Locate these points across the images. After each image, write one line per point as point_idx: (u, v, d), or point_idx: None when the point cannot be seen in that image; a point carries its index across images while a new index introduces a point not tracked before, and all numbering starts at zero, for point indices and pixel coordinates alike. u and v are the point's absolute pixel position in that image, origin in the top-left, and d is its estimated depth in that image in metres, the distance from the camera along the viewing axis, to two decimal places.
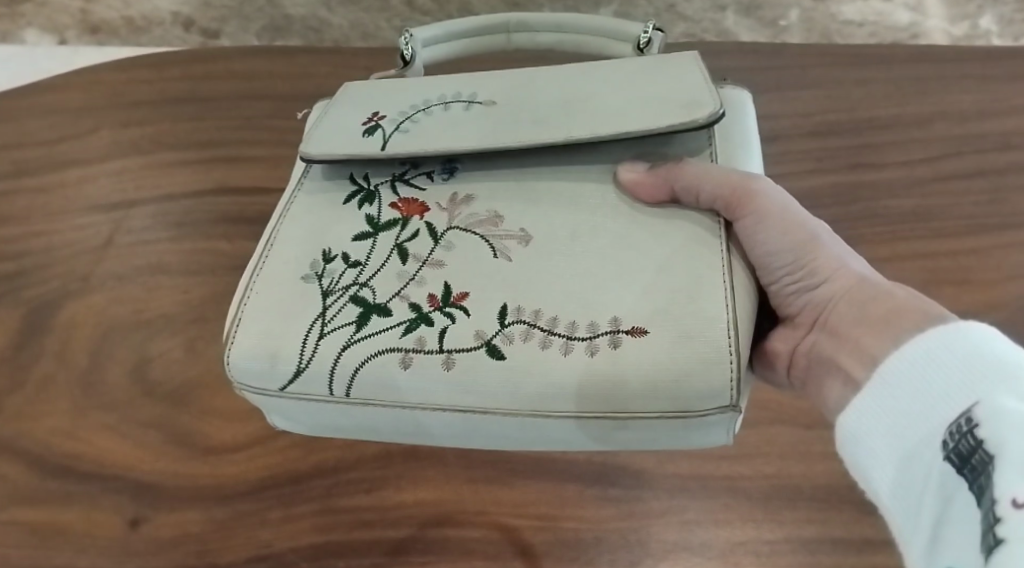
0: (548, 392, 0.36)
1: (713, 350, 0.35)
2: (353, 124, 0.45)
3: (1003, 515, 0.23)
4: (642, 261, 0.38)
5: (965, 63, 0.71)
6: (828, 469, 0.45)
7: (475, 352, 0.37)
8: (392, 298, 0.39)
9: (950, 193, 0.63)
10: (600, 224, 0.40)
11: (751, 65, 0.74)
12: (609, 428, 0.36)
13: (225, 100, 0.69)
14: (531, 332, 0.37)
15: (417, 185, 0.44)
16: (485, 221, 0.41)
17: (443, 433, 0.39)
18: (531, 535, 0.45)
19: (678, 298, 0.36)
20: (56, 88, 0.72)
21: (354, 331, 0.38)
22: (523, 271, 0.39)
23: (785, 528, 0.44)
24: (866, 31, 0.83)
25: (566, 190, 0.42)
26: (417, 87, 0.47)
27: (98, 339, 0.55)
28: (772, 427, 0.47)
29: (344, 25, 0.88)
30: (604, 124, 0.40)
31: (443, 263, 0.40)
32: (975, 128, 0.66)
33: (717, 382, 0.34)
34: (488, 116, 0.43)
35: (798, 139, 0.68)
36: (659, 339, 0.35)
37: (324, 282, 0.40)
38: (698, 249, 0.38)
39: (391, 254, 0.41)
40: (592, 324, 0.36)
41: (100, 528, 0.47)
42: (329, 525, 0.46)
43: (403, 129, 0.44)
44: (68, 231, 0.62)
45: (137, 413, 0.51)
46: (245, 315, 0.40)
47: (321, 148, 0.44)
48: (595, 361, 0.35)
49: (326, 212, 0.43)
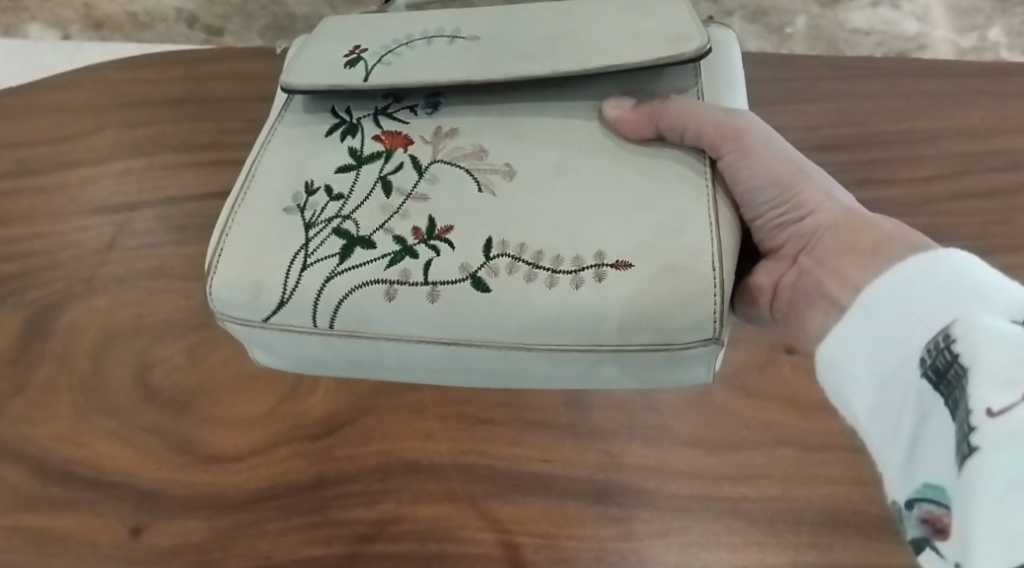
0: (531, 327, 0.34)
1: (699, 284, 0.33)
2: (334, 57, 0.42)
3: (976, 424, 0.20)
4: (627, 196, 0.36)
5: (976, 78, 0.71)
6: (832, 493, 0.46)
7: (459, 285, 0.35)
8: (375, 231, 0.37)
9: (955, 214, 0.63)
10: (583, 158, 0.38)
11: (761, 76, 0.73)
12: (593, 365, 0.35)
13: (228, 102, 0.69)
14: (515, 265, 0.35)
15: (401, 119, 0.41)
16: (470, 154, 0.39)
17: (427, 370, 0.37)
18: (532, 553, 0.45)
19: (664, 231, 0.35)
20: (59, 87, 0.71)
21: (338, 263, 0.36)
22: (509, 204, 0.37)
23: (788, 552, 0.44)
24: (873, 40, 0.82)
25: (551, 125, 0.40)
26: (397, 22, 0.45)
27: (100, 343, 0.54)
28: (775, 448, 0.47)
29: None
30: (592, 59, 0.38)
31: (427, 196, 0.38)
32: (985, 146, 0.66)
33: (699, 314, 0.33)
34: (473, 49, 0.41)
35: (808, 152, 0.68)
36: (647, 272, 0.34)
37: (307, 214, 0.38)
38: (682, 184, 0.36)
39: (375, 186, 0.39)
40: (580, 257, 0.35)
41: (98, 536, 0.47)
42: (329, 538, 0.46)
43: (385, 62, 0.41)
44: (72, 233, 0.62)
45: (136, 419, 0.51)
46: (227, 246, 0.38)
47: (302, 78, 0.41)
48: (581, 294, 0.34)
49: (309, 145, 0.41)
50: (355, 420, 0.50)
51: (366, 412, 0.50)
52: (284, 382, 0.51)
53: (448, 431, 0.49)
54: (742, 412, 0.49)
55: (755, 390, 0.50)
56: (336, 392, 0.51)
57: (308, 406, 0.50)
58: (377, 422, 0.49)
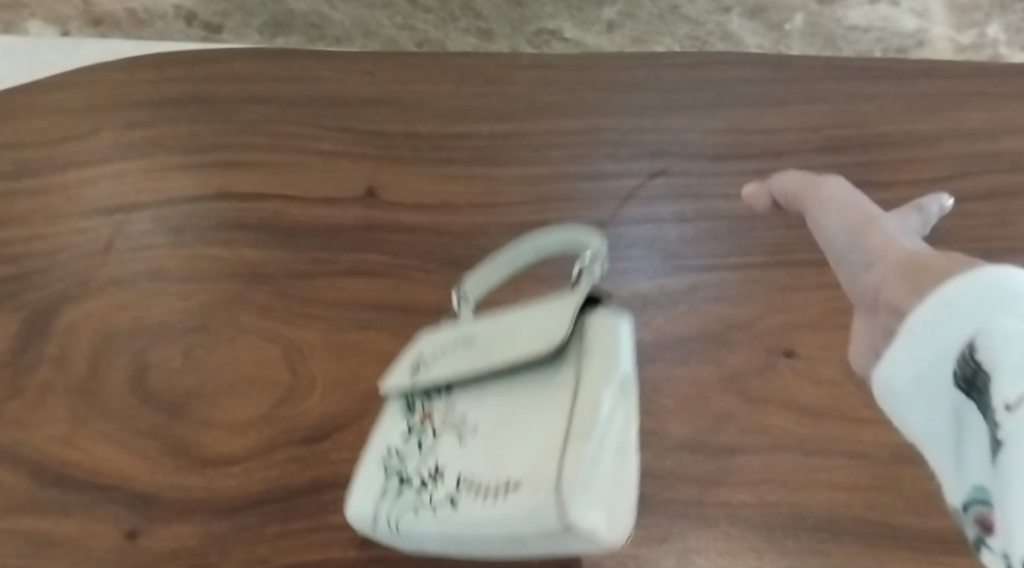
0: (444, 540, 0.37)
1: (536, 486, 0.33)
2: (406, 366, 0.43)
3: (1004, 429, 0.19)
4: (519, 437, 0.37)
5: (975, 79, 0.70)
6: (829, 498, 0.47)
7: (403, 509, 0.39)
8: (423, 458, 0.40)
9: (954, 217, 0.63)
10: (493, 424, 0.38)
11: (761, 76, 0.72)
12: (499, 533, 0.36)
13: (221, 102, 0.69)
14: (423, 514, 0.38)
15: (451, 369, 0.42)
16: (453, 417, 0.40)
17: (433, 521, 0.41)
18: None
19: (518, 466, 0.35)
20: (54, 87, 0.71)
21: (397, 494, 0.40)
22: (446, 472, 0.38)
23: (787, 557, 0.46)
24: (871, 37, 0.82)
25: (508, 402, 0.39)
26: (462, 324, 0.44)
27: (98, 345, 0.55)
28: (773, 453, 0.49)
29: (345, 21, 0.86)
30: (501, 351, 0.39)
31: (429, 448, 0.40)
32: (983, 148, 0.66)
33: (532, 505, 0.33)
34: (456, 364, 0.41)
35: (805, 154, 0.67)
36: (502, 506, 0.35)
37: (416, 444, 0.41)
38: (552, 415, 0.36)
39: (432, 436, 0.41)
40: (467, 489, 0.37)
41: (95, 540, 0.47)
42: (325, 542, 0.46)
43: (427, 376, 0.42)
44: (69, 234, 0.62)
45: (135, 423, 0.51)
46: (360, 487, 0.42)
47: (393, 371, 0.43)
48: (449, 527, 0.37)
49: (405, 398, 0.43)
50: (354, 423, 0.50)
51: (364, 415, 0.50)
52: (282, 385, 0.52)
53: None
54: (742, 418, 0.51)
55: (754, 394, 0.52)
56: (333, 395, 0.51)
57: (305, 408, 0.51)
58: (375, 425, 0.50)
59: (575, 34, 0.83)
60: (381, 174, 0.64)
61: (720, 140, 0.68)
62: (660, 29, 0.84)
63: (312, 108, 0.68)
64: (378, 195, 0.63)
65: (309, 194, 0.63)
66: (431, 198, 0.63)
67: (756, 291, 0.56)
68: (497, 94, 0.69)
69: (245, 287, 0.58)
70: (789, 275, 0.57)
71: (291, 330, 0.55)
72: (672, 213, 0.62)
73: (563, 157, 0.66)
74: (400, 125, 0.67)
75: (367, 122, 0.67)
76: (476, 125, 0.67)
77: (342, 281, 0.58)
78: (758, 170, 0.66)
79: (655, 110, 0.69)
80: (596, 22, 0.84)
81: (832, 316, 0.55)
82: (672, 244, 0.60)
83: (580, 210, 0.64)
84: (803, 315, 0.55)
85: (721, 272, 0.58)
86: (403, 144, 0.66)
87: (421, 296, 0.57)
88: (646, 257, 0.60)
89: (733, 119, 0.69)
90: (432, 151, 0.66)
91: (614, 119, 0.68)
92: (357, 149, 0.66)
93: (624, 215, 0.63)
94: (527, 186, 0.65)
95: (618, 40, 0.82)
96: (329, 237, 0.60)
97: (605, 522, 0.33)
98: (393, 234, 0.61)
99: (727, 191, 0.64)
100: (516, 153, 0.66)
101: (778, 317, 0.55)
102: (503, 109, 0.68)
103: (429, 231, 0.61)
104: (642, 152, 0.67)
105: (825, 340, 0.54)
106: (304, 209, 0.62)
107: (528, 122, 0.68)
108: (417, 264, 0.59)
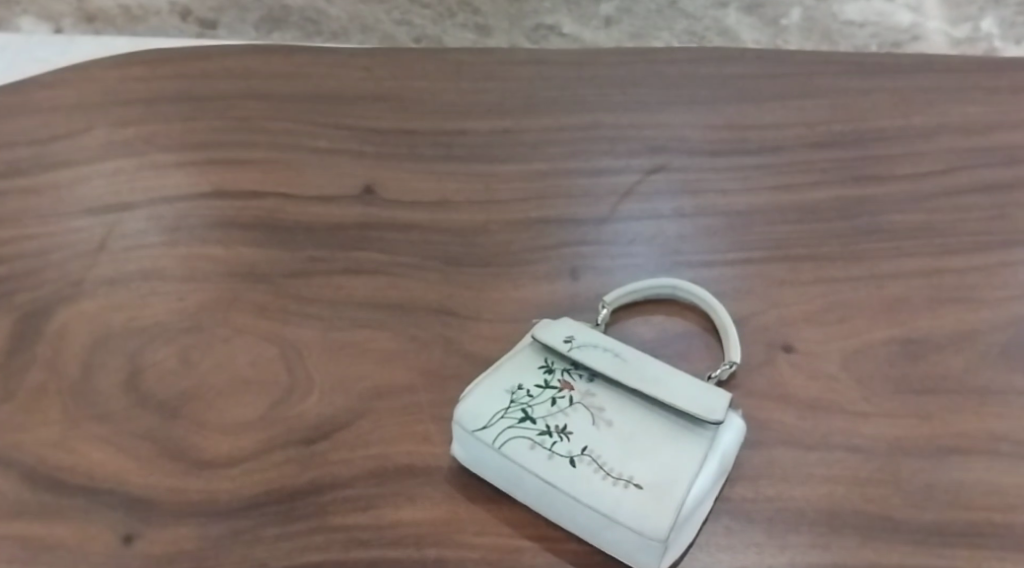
0: (560, 516, 0.43)
1: (655, 503, 0.40)
2: (561, 359, 0.47)
3: None
4: (660, 461, 0.42)
5: (961, 76, 0.72)
6: (830, 492, 0.46)
7: (551, 480, 0.42)
8: (555, 424, 0.43)
9: (953, 210, 0.62)
10: (668, 454, 0.42)
11: (758, 72, 0.73)
12: (576, 516, 0.42)
13: (221, 100, 0.71)
14: (566, 504, 0.42)
15: (570, 380, 0.46)
16: (602, 417, 0.44)
17: (513, 482, 0.44)
18: (534, 556, 0.43)
19: (669, 490, 0.40)
20: (53, 86, 0.72)
21: (506, 441, 0.43)
22: (590, 474, 0.41)
23: (786, 552, 0.43)
24: (867, 31, 0.81)
25: (657, 438, 0.43)
26: (592, 340, 0.48)
27: (91, 346, 0.54)
28: (773, 449, 0.48)
29: (342, 17, 0.86)
30: (655, 380, 0.45)
31: (602, 429, 0.43)
32: (978, 142, 0.67)
33: (659, 517, 0.40)
34: (613, 380, 0.46)
35: (801, 149, 0.67)
36: (634, 510, 0.40)
37: (517, 402, 0.45)
38: (686, 444, 0.43)
39: (579, 413, 0.44)
40: (614, 497, 0.40)
41: (89, 545, 0.44)
42: (325, 544, 0.43)
43: (579, 374, 0.46)
44: (61, 234, 0.61)
45: (129, 424, 0.50)
46: (456, 433, 0.45)
47: (551, 342, 0.48)
48: (587, 518, 0.41)
49: (529, 366, 0.47)
50: (352, 423, 0.49)
51: (362, 414, 0.50)
52: (279, 385, 0.51)
53: (444, 433, 0.49)
54: (739, 410, 0.49)
55: (753, 389, 0.51)
56: (330, 395, 0.51)
57: (302, 409, 0.50)
58: (373, 425, 0.49)
59: (572, 28, 0.83)
60: (377, 171, 0.66)
61: (716, 136, 0.68)
62: (658, 23, 0.83)
63: (312, 107, 0.71)
64: (375, 192, 0.64)
65: (307, 191, 0.64)
66: (431, 195, 0.64)
67: (752, 285, 0.57)
68: (496, 92, 0.73)
69: (242, 286, 0.57)
70: (783, 267, 0.58)
71: (287, 330, 0.54)
72: (671, 209, 0.63)
73: (560, 154, 0.67)
74: (399, 125, 0.69)
75: (368, 122, 0.70)
76: (474, 122, 0.70)
77: (340, 279, 0.58)
78: (756, 165, 0.66)
79: (654, 105, 0.71)
80: (593, 18, 0.84)
81: (824, 310, 0.55)
82: (671, 240, 0.60)
83: (578, 206, 0.63)
84: (796, 309, 0.56)
85: (720, 267, 0.58)
86: (402, 141, 0.68)
87: (419, 294, 0.57)
88: (645, 253, 0.59)
89: (730, 113, 0.70)
90: (432, 148, 0.68)
91: (614, 116, 0.70)
92: (354, 146, 0.67)
93: (622, 212, 0.62)
94: (525, 184, 0.65)
95: (616, 35, 0.83)
96: (327, 233, 0.61)
97: (650, 546, 0.40)
98: (393, 231, 0.61)
99: (726, 186, 0.64)
100: (511, 149, 0.67)
101: (775, 311, 0.55)
102: (501, 107, 0.71)
103: (430, 229, 0.61)
104: (640, 148, 0.68)
105: (825, 335, 0.54)
106: (303, 207, 0.63)
107: (526, 119, 0.70)
108: (416, 263, 0.59)
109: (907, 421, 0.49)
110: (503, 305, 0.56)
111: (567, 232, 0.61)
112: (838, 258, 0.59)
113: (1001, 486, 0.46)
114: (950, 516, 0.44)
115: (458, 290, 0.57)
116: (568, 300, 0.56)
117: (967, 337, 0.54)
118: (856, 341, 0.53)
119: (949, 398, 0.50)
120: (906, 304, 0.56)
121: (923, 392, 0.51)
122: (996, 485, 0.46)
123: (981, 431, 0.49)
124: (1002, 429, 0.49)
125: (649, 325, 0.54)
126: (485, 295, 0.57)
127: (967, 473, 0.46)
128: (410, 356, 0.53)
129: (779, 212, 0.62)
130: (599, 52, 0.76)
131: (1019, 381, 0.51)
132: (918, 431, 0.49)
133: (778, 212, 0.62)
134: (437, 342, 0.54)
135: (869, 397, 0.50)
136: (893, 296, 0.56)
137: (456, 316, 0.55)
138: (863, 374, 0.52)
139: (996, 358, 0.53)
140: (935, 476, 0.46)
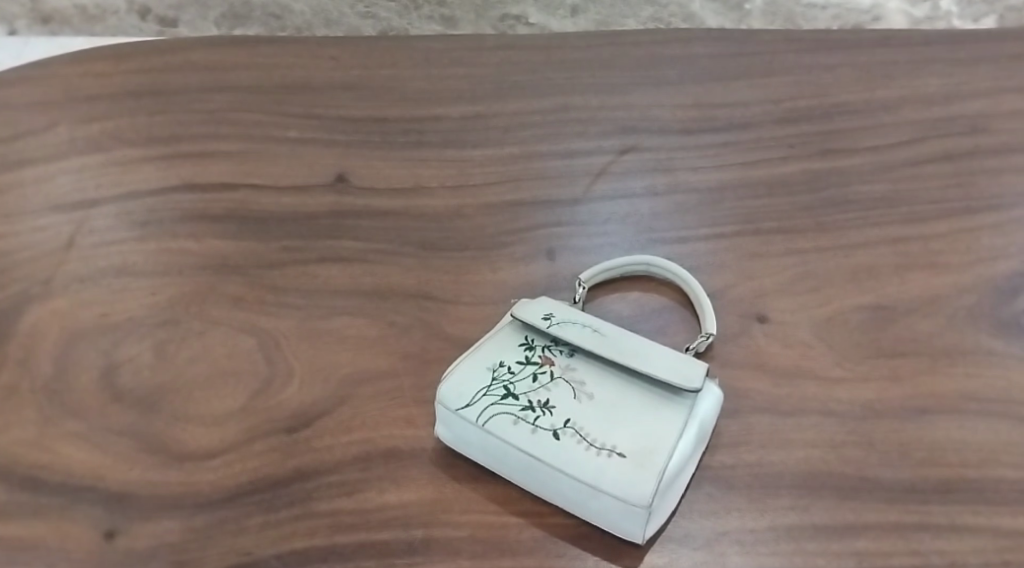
0: (549, 489, 0.43)
1: (640, 472, 0.41)
2: (544, 337, 0.48)
3: None
4: (644, 431, 0.42)
5: (920, 51, 0.74)
6: (809, 455, 0.47)
7: (536, 456, 0.42)
8: (539, 401, 0.44)
9: (917, 179, 0.63)
10: (651, 425, 0.43)
11: (724, 52, 0.74)
12: (566, 490, 0.42)
13: (188, 93, 0.71)
14: (554, 477, 0.42)
15: (551, 357, 0.46)
16: (585, 392, 0.44)
17: (500, 461, 0.44)
18: (519, 532, 0.43)
19: (654, 461, 0.41)
20: (14, 85, 0.71)
21: (489, 420, 0.44)
22: (577, 445, 0.42)
23: (766, 515, 0.44)
24: (829, 14, 0.83)
25: (641, 409, 0.43)
26: (573, 318, 0.49)
27: (63, 344, 0.53)
28: (753, 415, 0.49)
29: (306, 11, 0.84)
30: (638, 353, 0.45)
31: (586, 402, 0.44)
32: (940, 113, 0.68)
33: (644, 486, 0.40)
34: (595, 357, 0.46)
35: (768, 126, 0.68)
36: (620, 481, 0.40)
37: (498, 381, 0.45)
38: (669, 414, 0.43)
39: (562, 389, 0.44)
40: (600, 468, 0.41)
41: (70, 543, 0.43)
42: (311, 530, 0.43)
43: (561, 351, 0.47)
44: (27, 233, 0.60)
45: (106, 420, 0.49)
46: (440, 414, 0.45)
47: (533, 319, 0.48)
48: (575, 488, 0.42)
49: (511, 345, 0.47)
50: (334, 410, 0.49)
51: (344, 401, 0.49)
52: (258, 375, 0.51)
53: (427, 416, 0.49)
54: (717, 380, 0.50)
55: (730, 359, 0.52)
56: (310, 384, 0.50)
57: (283, 398, 0.50)
58: (355, 411, 0.49)
59: (539, 18, 0.83)
60: (349, 159, 0.65)
61: (686, 115, 0.69)
62: (624, 10, 0.83)
63: (282, 99, 0.70)
64: (348, 180, 0.64)
65: (279, 182, 0.63)
66: (406, 181, 0.64)
67: (725, 258, 0.58)
68: (465, 78, 0.73)
69: (217, 279, 0.57)
70: (756, 241, 0.60)
71: (265, 320, 0.54)
72: (643, 187, 0.63)
73: (531, 137, 0.67)
74: (370, 113, 0.69)
75: (338, 112, 0.69)
76: (446, 109, 0.70)
77: (315, 268, 0.57)
78: (725, 142, 0.67)
79: (623, 86, 0.72)
80: (560, 5, 0.83)
81: (796, 280, 0.57)
82: (644, 218, 0.61)
83: (553, 187, 0.63)
84: (769, 281, 0.57)
85: (694, 242, 0.59)
86: (373, 129, 0.68)
87: (397, 280, 0.57)
88: (620, 231, 0.60)
89: (698, 93, 0.71)
90: (403, 135, 0.68)
91: (585, 98, 0.71)
92: (325, 136, 0.67)
93: (596, 193, 0.63)
94: (499, 167, 0.65)
95: (584, 24, 0.83)
96: (301, 224, 0.61)
97: (635, 515, 0.40)
98: (369, 219, 0.61)
99: (697, 164, 0.65)
100: (482, 135, 0.67)
101: (748, 284, 0.56)
102: (472, 93, 0.71)
103: (405, 216, 0.61)
104: (611, 129, 0.68)
105: (797, 304, 0.55)
106: (275, 198, 0.62)
107: (497, 104, 0.70)
108: (392, 249, 0.59)
109: (879, 383, 0.50)
110: (481, 287, 0.56)
111: (541, 214, 0.61)
112: (808, 230, 0.60)
113: (970, 444, 0.47)
114: (923, 473, 0.46)
115: (435, 275, 0.57)
116: (545, 281, 0.57)
117: (935, 301, 0.55)
118: (827, 309, 0.55)
119: (918, 359, 0.52)
120: (875, 273, 0.57)
121: (894, 354, 0.52)
122: (966, 442, 0.47)
123: (951, 390, 0.50)
124: (971, 388, 0.50)
125: (626, 302, 0.55)
126: (462, 278, 0.57)
127: (938, 431, 0.48)
128: (389, 341, 0.53)
129: (748, 186, 0.63)
130: (566, 37, 0.76)
131: (984, 341, 0.53)
132: (890, 393, 0.50)
133: (748, 186, 0.63)
134: (416, 326, 0.54)
135: (843, 362, 0.51)
136: (861, 264, 0.58)
137: (434, 300, 0.55)
138: (835, 340, 0.53)
139: (963, 321, 0.54)
140: (908, 436, 0.48)
